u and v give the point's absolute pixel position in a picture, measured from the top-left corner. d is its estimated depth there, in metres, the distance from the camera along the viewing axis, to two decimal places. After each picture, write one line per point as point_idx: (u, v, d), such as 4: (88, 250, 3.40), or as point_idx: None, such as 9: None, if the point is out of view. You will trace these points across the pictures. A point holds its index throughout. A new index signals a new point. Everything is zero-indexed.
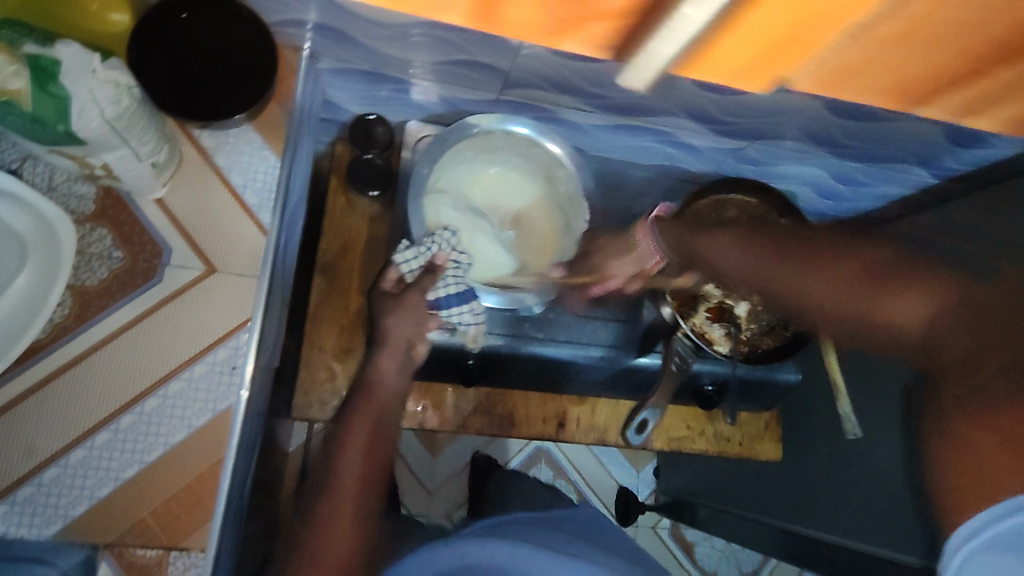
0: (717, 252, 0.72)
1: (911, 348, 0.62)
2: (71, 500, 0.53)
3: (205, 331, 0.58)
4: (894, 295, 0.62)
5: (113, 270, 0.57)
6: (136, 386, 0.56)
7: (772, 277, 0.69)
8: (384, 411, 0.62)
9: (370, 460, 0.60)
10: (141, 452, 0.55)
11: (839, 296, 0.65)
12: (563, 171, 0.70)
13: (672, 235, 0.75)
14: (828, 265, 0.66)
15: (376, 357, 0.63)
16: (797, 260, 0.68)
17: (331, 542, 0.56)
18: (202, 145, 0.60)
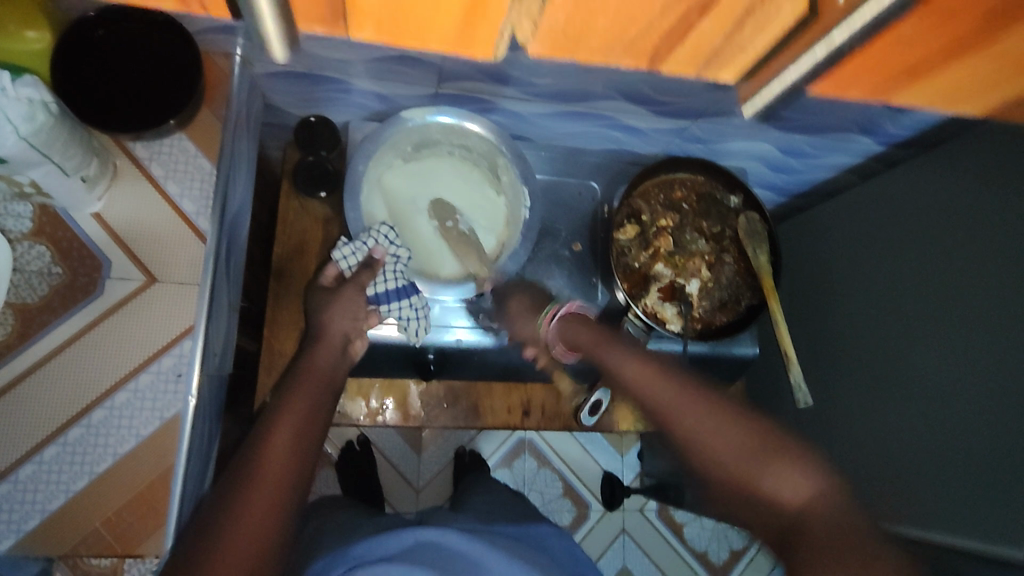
0: (632, 367, 0.62)
1: (775, 524, 0.50)
2: (72, 476, 0.56)
3: (153, 341, 0.59)
4: (773, 466, 0.51)
5: (53, 286, 0.58)
6: (83, 400, 0.57)
7: (673, 417, 0.56)
8: (318, 399, 0.59)
9: (301, 444, 0.54)
10: (90, 463, 0.57)
11: (730, 457, 0.53)
12: (501, 162, 0.71)
13: (571, 330, 0.70)
14: (725, 422, 0.54)
15: (317, 345, 0.62)
16: (698, 415, 0.55)
17: (242, 530, 0.48)
18: (136, 157, 0.61)
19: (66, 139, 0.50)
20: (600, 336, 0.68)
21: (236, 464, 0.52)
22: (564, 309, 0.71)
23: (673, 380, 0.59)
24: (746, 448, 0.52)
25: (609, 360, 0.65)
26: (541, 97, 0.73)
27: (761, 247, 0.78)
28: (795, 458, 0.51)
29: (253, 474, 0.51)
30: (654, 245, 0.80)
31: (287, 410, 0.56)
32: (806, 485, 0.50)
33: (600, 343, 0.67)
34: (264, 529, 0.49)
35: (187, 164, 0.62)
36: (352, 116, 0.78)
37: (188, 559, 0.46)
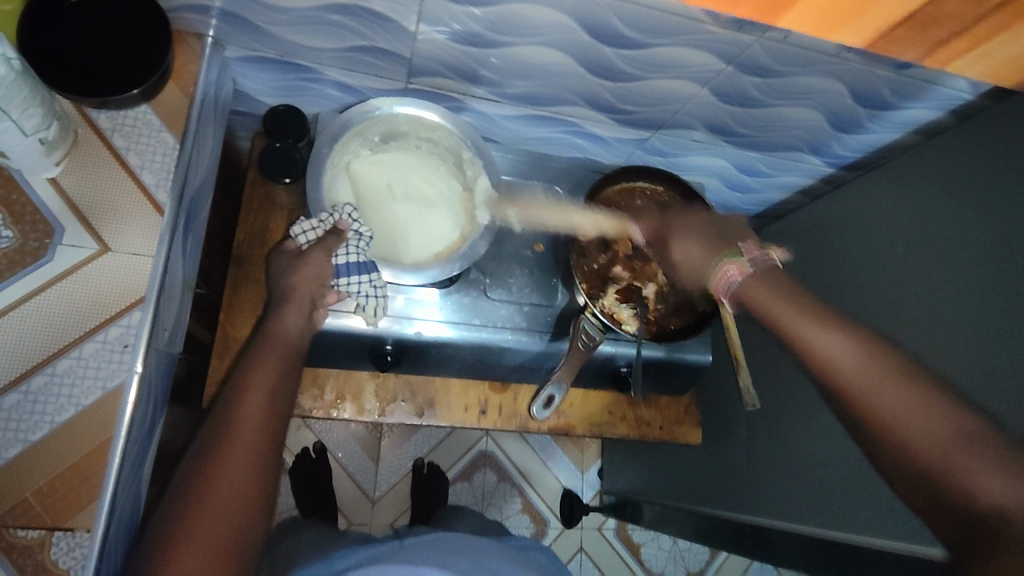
0: (824, 340, 0.59)
1: (963, 521, 0.47)
2: (3, 443, 0.53)
3: (102, 309, 0.57)
4: (963, 453, 0.49)
5: (1, 250, 0.56)
6: (24, 365, 0.55)
7: (890, 401, 0.53)
8: (287, 362, 0.60)
9: (270, 410, 0.56)
10: (25, 431, 0.54)
11: (928, 447, 0.50)
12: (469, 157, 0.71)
13: (753, 287, 0.65)
14: (926, 403, 0.52)
15: (281, 311, 0.62)
16: (932, 399, 0.52)
17: (227, 480, 0.51)
18: (99, 128, 0.60)
19: (32, 101, 0.51)
20: (781, 301, 0.63)
21: (210, 425, 0.55)
22: (748, 261, 0.66)
23: (904, 374, 0.55)
24: (959, 441, 0.49)
25: (823, 358, 0.58)
26: (510, 99, 0.76)
27: None
28: (996, 444, 0.48)
29: (227, 436, 0.53)
30: (613, 248, 0.82)
31: (257, 370, 0.58)
32: (1009, 477, 0.46)
33: (803, 329, 0.60)
34: (248, 482, 0.52)
35: (150, 138, 0.61)
36: (324, 108, 0.79)
37: (171, 512, 0.50)
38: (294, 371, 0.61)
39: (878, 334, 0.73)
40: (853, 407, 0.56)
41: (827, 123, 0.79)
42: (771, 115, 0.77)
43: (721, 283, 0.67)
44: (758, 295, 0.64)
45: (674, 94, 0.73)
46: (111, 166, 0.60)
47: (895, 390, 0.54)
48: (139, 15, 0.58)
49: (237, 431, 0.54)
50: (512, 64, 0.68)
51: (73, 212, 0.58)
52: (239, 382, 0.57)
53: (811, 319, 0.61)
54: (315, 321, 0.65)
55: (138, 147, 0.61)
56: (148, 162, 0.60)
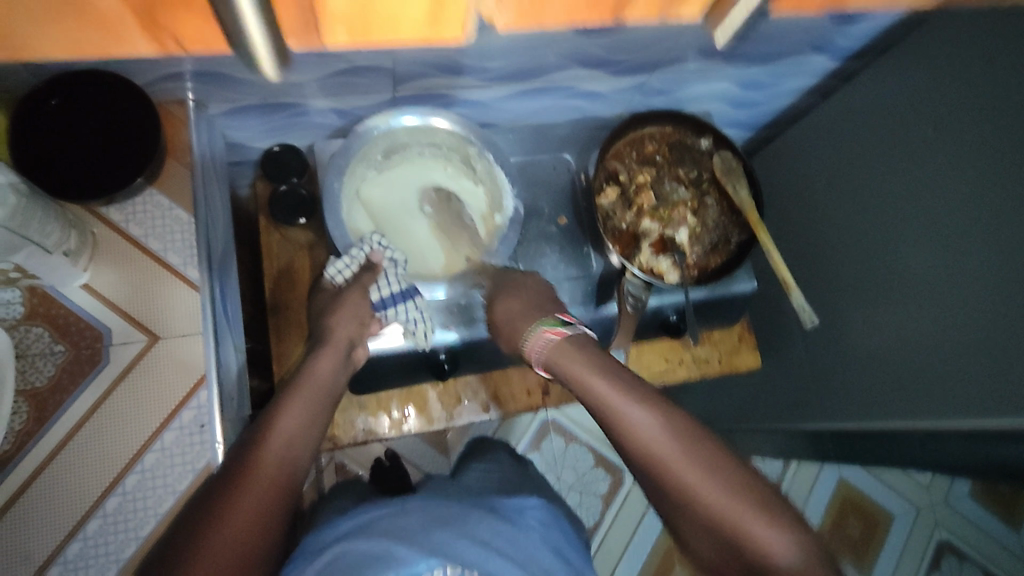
0: (632, 411, 0.52)
1: None
2: (119, 544, 0.56)
3: (169, 397, 0.58)
4: (764, 525, 0.46)
5: (59, 365, 0.57)
6: (114, 468, 0.56)
7: (684, 477, 0.49)
8: (317, 408, 0.55)
9: (291, 455, 0.51)
10: (134, 529, 0.56)
11: (719, 513, 0.47)
12: (477, 154, 0.71)
13: (557, 353, 0.59)
14: (718, 474, 0.49)
15: (316, 356, 0.60)
16: (714, 485, 0.48)
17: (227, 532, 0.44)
18: (114, 222, 0.60)
19: (40, 222, 0.49)
20: (591, 370, 0.56)
21: (228, 468, 0.49)
22: (565, 327, 0.61)
23: (697, 440, 0.50)
24: (759, 505, 0.47)
25: (630, 430, 0.52)
26: (499, 79, 0.73)
27: (741, 183, 0.79)
28: (785, 514, 0.47)
29: (242, 479, 0.47)
30: (637, 203, 0.81)
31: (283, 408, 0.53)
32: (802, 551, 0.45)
33: (601, 390, 0.54)
34: (249, 537, 0.45)
35: (165, 219, 0.61)
36: (316, 136, 0.77)
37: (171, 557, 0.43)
38: (321, 419, 0.56)
39: (918, 224, 0.71)
40: (654, 484, 0.51)
41: (827, 20, 0.75)
42: (769, 27, 0.74)
43: (535, 347, 0.61)
44: (564, 359, 0.58)
45: (666, 33, 0.70)
46: (135, 255, 0.60)
47: (694, 461, 0.49)
48: (123, 104, 0.54)
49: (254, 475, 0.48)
50: (495, 46, 0.65)
51: (114, 311, 0.59)
52: (265, 422, 0.52)
53: (612, 368, 0.56)
54: (343, 369, 0.61)
55: (156, 231, 0.60)
56: (170, 243, 0.60)
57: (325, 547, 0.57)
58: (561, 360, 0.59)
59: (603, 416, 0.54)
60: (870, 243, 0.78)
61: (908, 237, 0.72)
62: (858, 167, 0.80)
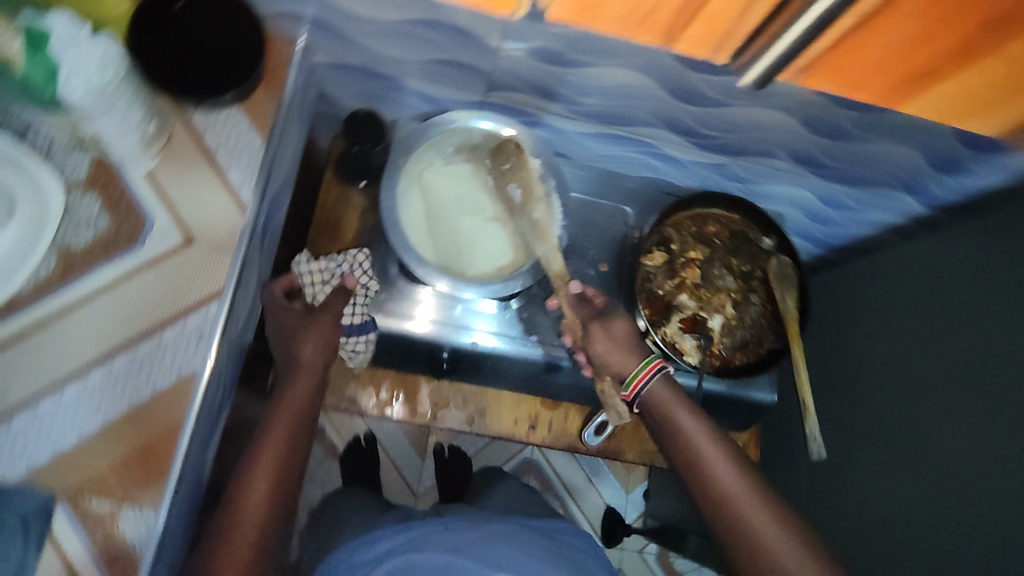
0: (720, 465, 0.63)
1: None
2: (87, 417, 0.58)
3: (183, 299, 0.61)
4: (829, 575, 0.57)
5: (98, 235, 0.60)
6: (110, 345, 0.59)
7: (757, 529, 0.60)
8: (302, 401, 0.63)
9: (286, 460, 0.58)
10: (106, 408, 0.58)
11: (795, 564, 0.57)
12: (506, 169, 0.72)
13: (664, 395, 0.67)
14: (786, 529, 0.59)
15: (295, 345, 0.65)
16: (772, 521, 0.60)
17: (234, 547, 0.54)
18: (195, 127, 0.64)
19: (123, 96, 0.54)
20: (681, 406, 0.67)
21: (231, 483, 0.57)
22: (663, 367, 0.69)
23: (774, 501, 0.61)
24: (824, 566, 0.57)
25: (718, 477, 0.63)
26: (587, 116, 0.75)
27: (790, 292, 0.77)
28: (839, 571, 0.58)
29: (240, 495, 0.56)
30: (680, 275, 0.80)
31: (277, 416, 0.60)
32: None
33: (688, 425, 0.65)
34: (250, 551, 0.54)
35: (240, 138, 0.65)
36: (402, 114, 0.80)
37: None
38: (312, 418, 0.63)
39: (962, 393, 0.67)
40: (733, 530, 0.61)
41: (925, 163, 0.73)
42: (865, 150, 0.73)
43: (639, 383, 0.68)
44: (665, 403, 0.67)
45: (761, 122, 0.70)
46: (202, 163, 0.64)
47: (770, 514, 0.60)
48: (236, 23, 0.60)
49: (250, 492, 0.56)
50: (593, 83, 0.67)
51: (165, 205, 0.62)
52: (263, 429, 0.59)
53: (698, 413, 0.67)
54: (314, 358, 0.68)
55: (228, 147, 0.65)
56: (236, 161, 0.64)
57: (377, 562, 0.65)
58: (656, 404, 0.67)
59: (686, 446, 0.65)
60: (905, 395, 0.74)
61: (948, 402, 0.68)
62: (912, 312, 0.76)
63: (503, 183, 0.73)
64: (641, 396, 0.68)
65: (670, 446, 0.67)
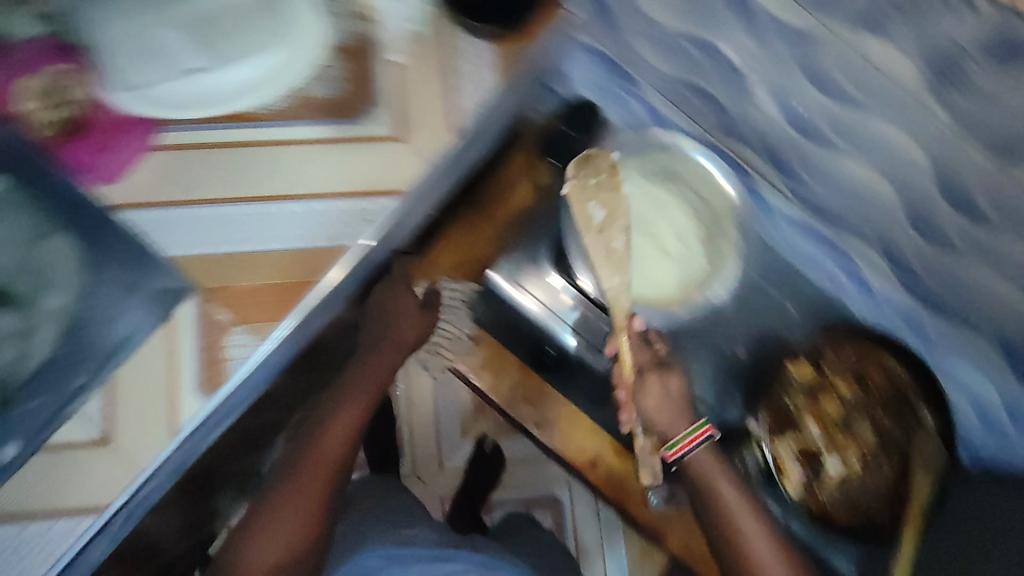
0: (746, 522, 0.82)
1: None
2: (246, 237, 0.64)
3: (368, 180, 0.67)
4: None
5: (328, 96, 0.67)
6: (292, 189, 0.65)
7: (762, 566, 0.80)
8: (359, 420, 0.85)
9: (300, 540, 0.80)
10: (265, 238, 0.64)
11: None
12: (590, 185, 0.70)
13: (706, 462, 0.83)
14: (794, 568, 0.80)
15: (395, 326, 0.88)
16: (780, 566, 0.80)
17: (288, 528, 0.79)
18: (451, 45, 0.69)
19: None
20: (722, 477, 0.83)
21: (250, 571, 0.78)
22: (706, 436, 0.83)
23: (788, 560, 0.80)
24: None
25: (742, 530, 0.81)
26: (800, 199, 0.77)
27: (926, 478, 0.81)
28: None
29: None
30: (821, 401, 0.85)
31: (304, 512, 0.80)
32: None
33: (724, 489, 0.83)
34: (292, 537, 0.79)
35: (479, 70, 0.70)
36: (620, 119, 0.85)
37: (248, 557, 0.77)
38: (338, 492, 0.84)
39: None
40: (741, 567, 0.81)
41: None
42: None
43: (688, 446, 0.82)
44: (702, 464, 0.83)
45: (977, 279, 0.65)
46: (439, 78, 0.69)
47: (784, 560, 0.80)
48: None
49: (298, 484, 0.80)
50: (828, 165, 0.67)
51: (392, 98, 0.68)
52: (318, 434, 0.83)
53: (730, 479, 0.84)
54: (425, 337, 0.92)
55: (467, 74, 0.70)
56: (467, 89, 0.69)
57: None
58: (695, 465, 0.84)
59: (718, 509, 0.83)
60: None
61: None
62: None
63: (582, 201, 0.71)
64: (682, 457, 0.83)
65: (702, 504, 0.84)
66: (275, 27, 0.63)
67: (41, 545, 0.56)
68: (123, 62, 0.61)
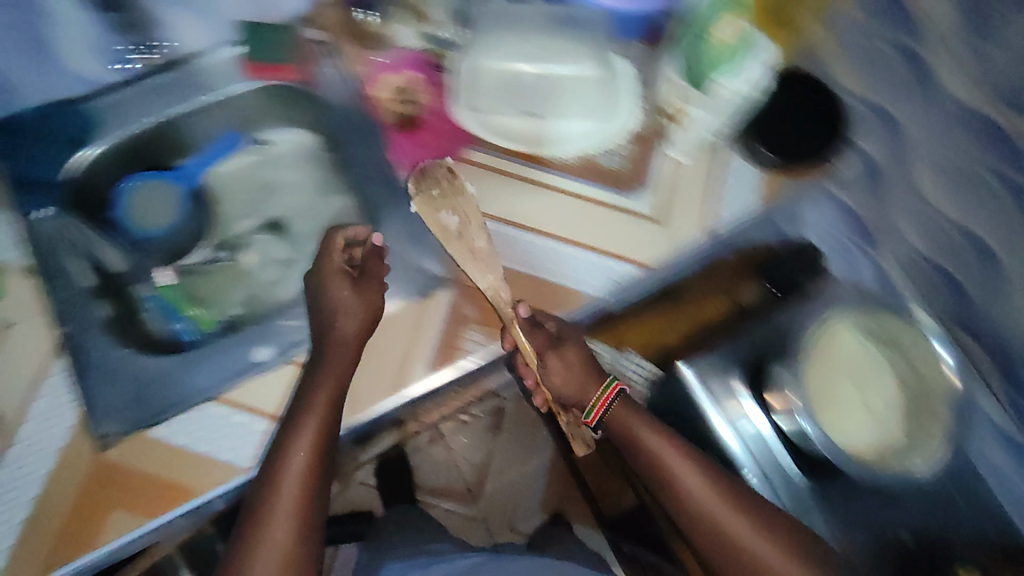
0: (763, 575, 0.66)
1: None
2: (507, 255, 0.73)
3: (620, 246, 0.75)
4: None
5: (613, 166, 0.77)
6: (557, 231, 0.75)
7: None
8: (319, 451, 0.64)
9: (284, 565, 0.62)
10: (520, 261, 0.73)
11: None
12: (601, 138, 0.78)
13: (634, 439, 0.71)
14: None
15: (335, 320, 0.66)
16: None
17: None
18: (725, 160, 0.78)
19: (732, 109, 0.74)
20: (642, 421, 0.71)
21: None
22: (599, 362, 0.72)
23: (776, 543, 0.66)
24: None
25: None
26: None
27: None
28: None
29: None
30: None
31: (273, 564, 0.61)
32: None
33: (697, 494, 0.68)
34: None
35: (744, 189, 0.78)
36: None
37: None
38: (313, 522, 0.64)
39: None
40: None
41: None
42: None
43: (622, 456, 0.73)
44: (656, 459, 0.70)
45: None
46: (707, 184, 0.77)
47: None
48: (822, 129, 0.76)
49: (260, 555, 0.61)
50: None
51: (662, 186, 0.77)
52: (270, 477, 0.63)
53: (648, 420, 0.71)
54: (375, 322, 0.69)
55: (731, 188, 0.77)
56: (727, 201, 0.77)
57: None
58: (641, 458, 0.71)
59: (653, 464, 0.70)
60: None
61: None
62: None
63: (435, 211, 0.70)
64: (602, 419, 0.71)
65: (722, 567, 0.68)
66: (604, 108, 0.74)
67: (264, 439, 0.67)
68: (479, 91, 0.74)
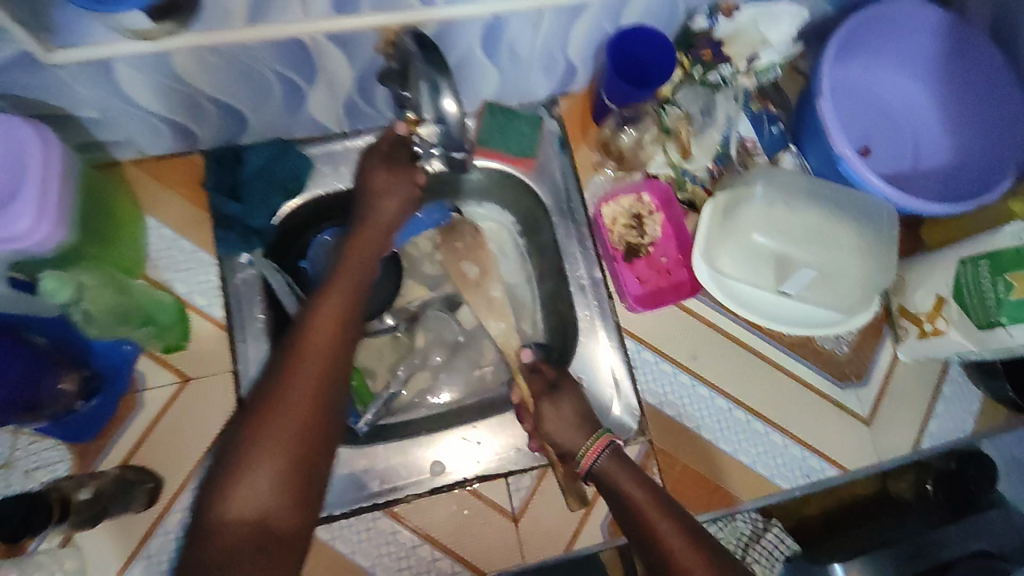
0: None
1: None
2: (707, 423, 0.69)
3: (824, 441, 0.70)
4: None
5: (834, 352, 0.72)
6: (763, 409, 0.70)
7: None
8: (350, 321, 0.54)
9: (303, 442, 0.47)
10: (719, 433, 0.69)
11: None
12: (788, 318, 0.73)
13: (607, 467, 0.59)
14: None
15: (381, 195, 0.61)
16: None
17: (245, 490, 0.45)
18: (947, 373, 0.73)
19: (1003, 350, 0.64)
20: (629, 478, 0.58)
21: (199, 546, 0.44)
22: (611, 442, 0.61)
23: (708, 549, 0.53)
24: None
25: None
26: None
27: None
28: None
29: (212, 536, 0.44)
30: None
31: (274, 435, 0.47)
32: None
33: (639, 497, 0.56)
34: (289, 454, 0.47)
35: (963, 410, 0.72)
36: None
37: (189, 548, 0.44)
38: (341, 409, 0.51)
39: None
40: None
41: None
42: None
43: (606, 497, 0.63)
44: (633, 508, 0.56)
45: None
46: (925, 395, 0.72)
47: None
48: None
49: (274, 423, 0.47)
50: None
51: (878, 387, 0.72)
52: (292, 346, 0.51)
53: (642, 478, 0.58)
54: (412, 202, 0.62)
55: (950, 405, 0.72)
56: (944, 417, 0.72)
57: None
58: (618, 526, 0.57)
59: (633, 520, 0.56)
60: None
61: None
62: None
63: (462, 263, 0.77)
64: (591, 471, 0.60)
65: None
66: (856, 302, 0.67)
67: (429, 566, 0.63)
68: (723, 251, 0.67)
